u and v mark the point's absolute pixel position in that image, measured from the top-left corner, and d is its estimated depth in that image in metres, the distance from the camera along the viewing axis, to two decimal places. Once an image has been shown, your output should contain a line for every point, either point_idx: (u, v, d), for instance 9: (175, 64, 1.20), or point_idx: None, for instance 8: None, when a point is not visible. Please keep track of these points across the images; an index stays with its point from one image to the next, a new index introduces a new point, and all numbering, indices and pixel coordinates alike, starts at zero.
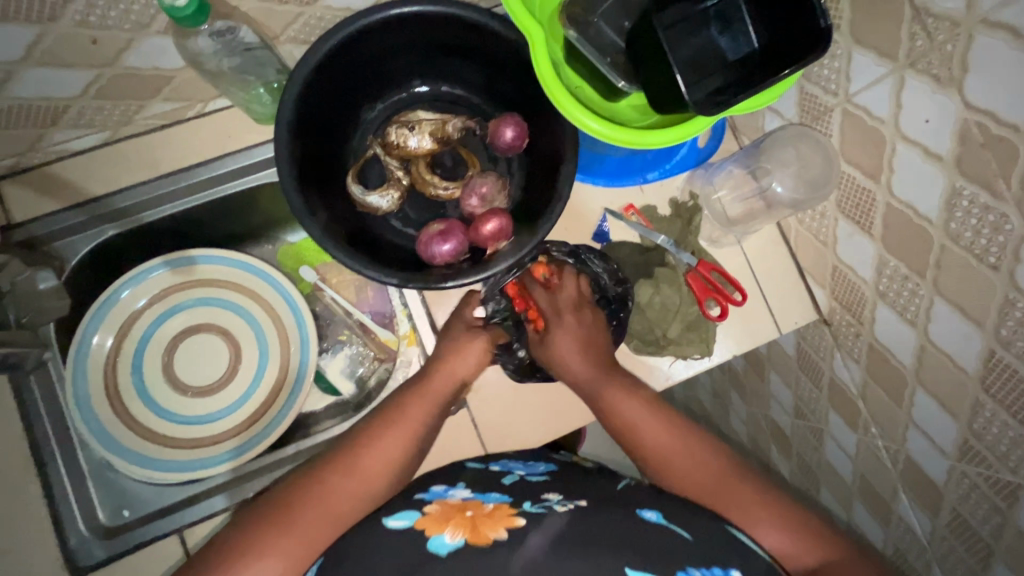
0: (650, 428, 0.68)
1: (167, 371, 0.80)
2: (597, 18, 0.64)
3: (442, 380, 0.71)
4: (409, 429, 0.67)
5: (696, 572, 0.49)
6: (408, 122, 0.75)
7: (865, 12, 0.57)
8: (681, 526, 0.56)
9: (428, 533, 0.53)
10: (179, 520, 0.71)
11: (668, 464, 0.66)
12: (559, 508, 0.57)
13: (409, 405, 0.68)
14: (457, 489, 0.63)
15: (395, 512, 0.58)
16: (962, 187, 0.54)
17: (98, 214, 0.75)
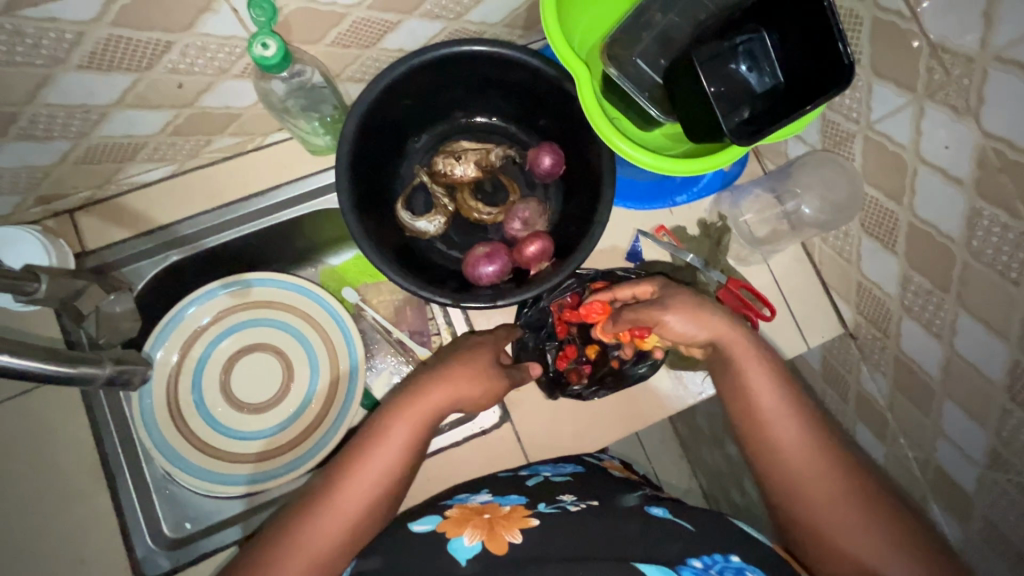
0: (785, 409, 0.66)
1: (224, 388, 0.84)
2: (635, 55, 0.69)
3: (437, 397, 0.68)
4: (399, 450, 0.64)
5: (696, 561, 0.54)
6: (453, 152, 0.81)
7: (884, 48, 0.62)
8: (686, 518, 0.61)
9: (449, 535, 0.58)
10: (203, 549, 0.74)
11: (789, 447, 0.64)
12: (573, 509, 0.61)
13: (401, 422, 0.66)
14: (478, 493, 0.67)
15: (420, 516, 0.62)
16: (982, 208, 0.58)
17: (165, 241, 0.81)
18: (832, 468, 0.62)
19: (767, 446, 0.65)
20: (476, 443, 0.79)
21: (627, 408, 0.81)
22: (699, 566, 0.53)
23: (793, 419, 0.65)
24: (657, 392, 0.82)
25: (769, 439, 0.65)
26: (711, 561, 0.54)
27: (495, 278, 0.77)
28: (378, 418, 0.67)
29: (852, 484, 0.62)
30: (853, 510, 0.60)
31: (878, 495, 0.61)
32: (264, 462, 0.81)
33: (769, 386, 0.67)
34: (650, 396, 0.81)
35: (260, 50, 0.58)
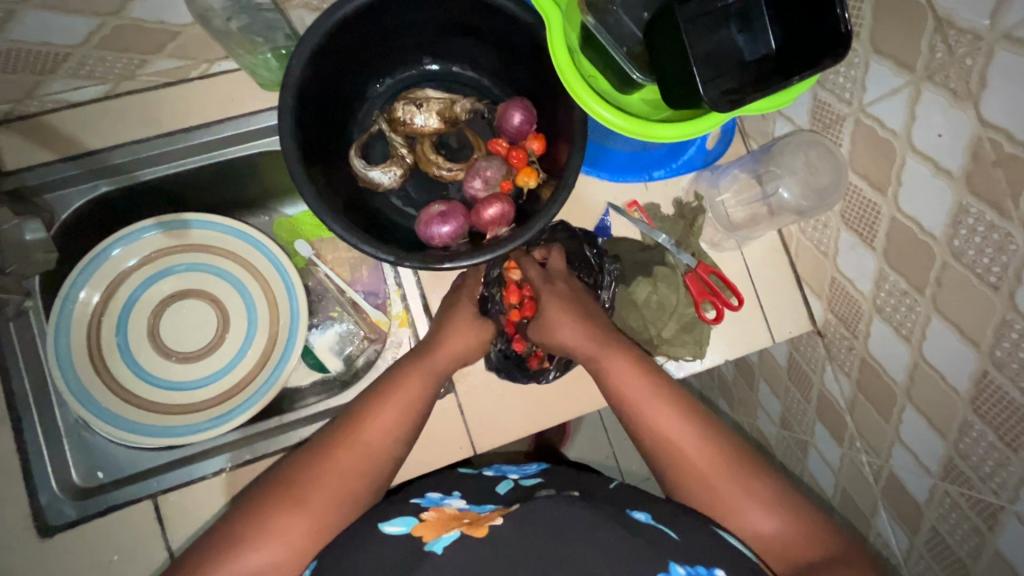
0: (653, 396, 0.66)
1: (153, 334, 0.79)
2: (616, 6, 0.63)
3: (447, 354, 0.70)
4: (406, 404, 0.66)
5: (680, 568, 0.48)
6: (415, 99, 0.74)
7: (885, 20, 0.56)
8: (669, 526, 0.55)
9: (426, 540, 0.52)
10: (156, 486, 0.70)
11: (634, 398, 0.66)
12: (554, 500, 0.57)
13: (411, 382, 0.67)
14: (453, 498, 0.63)
15: (393, 519, 0.57)
16: (969, 204, 0.54)
17: (92, 168, 0.73)
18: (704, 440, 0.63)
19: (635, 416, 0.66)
20: None
21: (578, 388, 0.78)
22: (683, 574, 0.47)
23: (620, 357, 0.69)
24: None
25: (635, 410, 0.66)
26: (694, 571, 0.48)
27: (449, 241, 0.72)
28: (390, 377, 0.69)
29: (728, 462, 0.62)
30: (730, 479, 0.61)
31: (766, 472, 0.62)
32: (189, 416, 0.76)
33: (634, 378, 0.67)
34: None
35: None
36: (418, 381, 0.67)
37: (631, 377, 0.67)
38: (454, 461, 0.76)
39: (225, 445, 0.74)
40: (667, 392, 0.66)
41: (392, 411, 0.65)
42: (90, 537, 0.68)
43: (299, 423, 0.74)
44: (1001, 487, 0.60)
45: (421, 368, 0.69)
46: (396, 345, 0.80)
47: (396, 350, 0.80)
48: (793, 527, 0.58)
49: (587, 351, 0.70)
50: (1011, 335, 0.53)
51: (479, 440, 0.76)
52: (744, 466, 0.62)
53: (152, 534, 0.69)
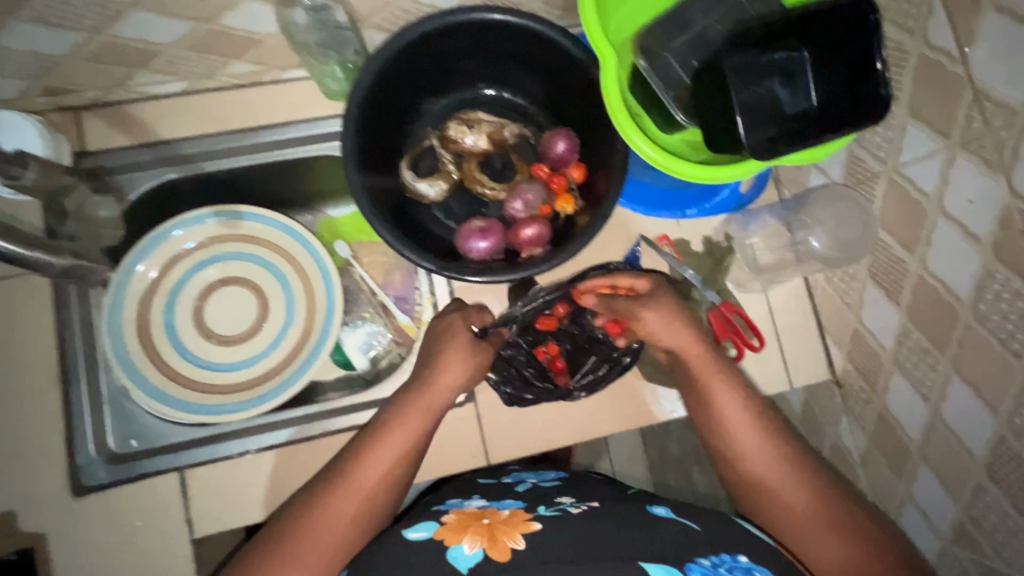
0: (756, 427, 0.66)
1: (196, 316, 0.83)
2: (666, 52, 0.67)
3: (438, 390, 0.69)
4: (403, 441, 0.66)
5: (705, 561, 0.52)
6: (468, 120, 0.79)
7: (925, 88, 0.59)
8: (691, 516, 0.59)
9: (447, 543, 0.55)
10: (184, 459, 0.74)
11: (736, 422, 0.66)
12: (574, 511, 0.59)
13: (408, 420, 0.67)
14: (473, 499, 0.65)
15: (416, 525, 0.60)
16: (995, 271, 0.55)
17: (164, 156, 0.80)
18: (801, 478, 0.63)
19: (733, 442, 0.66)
20: None
21: (595, 412, 0.80)
22: (707, 565, 0.51)
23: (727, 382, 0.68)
24: (627, 401, 0.80)
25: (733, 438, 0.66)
26: (719, 560, 0.52)
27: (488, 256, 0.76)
28: (386, 416, 0.68)
29: (822, 500, 0.61)
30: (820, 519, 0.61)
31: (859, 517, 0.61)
32: (220, 396, 0.80)
33: (734, 407, 0.67)
34: (620, 403, 0.80)
35: None
36: (414, 417, 0.68)
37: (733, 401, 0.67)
38: (466, 468, 0.78)
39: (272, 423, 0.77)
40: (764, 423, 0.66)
41: (389, 448, 0.65)
42: (116, 501, 0.71)
43: (324, 414, 0.78)
44: (1011, 556, 0.60)
45: (416, 406, 0.68)
46: None
47: None
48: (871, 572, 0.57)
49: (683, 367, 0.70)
50: None
51: (492, 451, 0.78)
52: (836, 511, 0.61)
53: (176, 505, 0.72)
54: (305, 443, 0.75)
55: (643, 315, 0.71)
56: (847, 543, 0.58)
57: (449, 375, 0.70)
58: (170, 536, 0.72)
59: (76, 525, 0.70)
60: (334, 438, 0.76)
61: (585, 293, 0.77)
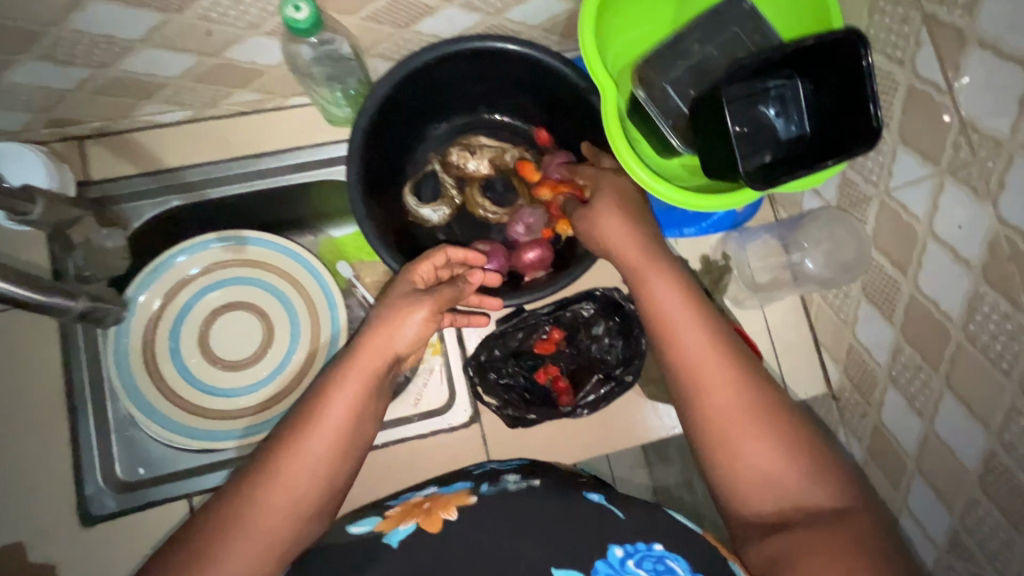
0: (697, 329, 0.58)
1: (201, 341, 0.83)
2: (665, 82, 0.70)
3: (369, 354, 0.61)
4: (334, 423, 0.57)
5: (619, 550, 0.51)
6: (470, 146, 0.80)
7: (914, 118, 0.61)
8: (619, 505, 0.57)
9: (384, 531, 0.56)
10: (194, 485, 0.75)
11: (679, 328, 0.58)
12: (512, 488, 0.60)
13: (340, 391, 0.58)
14: (425, 491, 0.66)
15: (359, 520, 0.60)
16: (984, 292, 0.57)
17: (169, 184, 0.80)
18: (736, 383, 0.55)
19: (671, 348, 0.58)
20: (442, 437, 0.80)
21: (599, 431, 0.81)
22: (619, 556, 0.50)
23: (662, 279, 0.62)
24: (630, 419, 0.81)
25: (671, 342, 0.59)
26: (632, 550, 0.51)
27: (481, 261, 0.72)
28: (319, 388, 0.60)
29: (763, 414, 0.54)
30: (755, 426, 0.53)
31: (800, 425, 0.54)
32: (227, 422, 0.80)
33: (675, 300, 0.60)
34: (624, 423, 0.81)
35: (293, 13, 0.58)
36: (357, 378, 0.59)
37: (670, 296, 0.60)
38: None
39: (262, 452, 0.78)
40: (712, 324, 0.58)
41: (332, 420, 0.57)
42: (125, 530, 0.72)
43: None
44: (1004, 566, 0.62)
45: (357, 369, 0.60)
46: (428, 372, 0.83)
47: (427, 376, 0.82)
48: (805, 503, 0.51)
49: (629, 273, 0.64)
50: (1020, 420, 0.56)
51: None
52: (771, 415, 0.54)
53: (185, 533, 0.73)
54: None
55: (596, 206, 0.67)
56: (781, 467, 0.52)
57: (406, 325, 0.63)
58: None
59: (86, 555, 0.71)
60: None
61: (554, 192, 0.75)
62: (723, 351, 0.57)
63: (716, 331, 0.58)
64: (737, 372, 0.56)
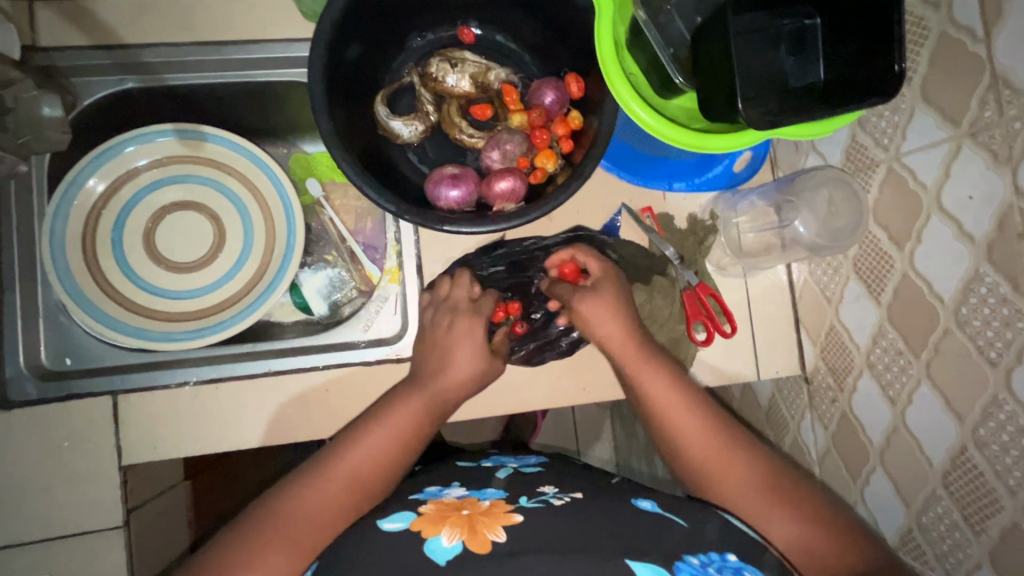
0: (685, 412, 0.66)
1: (147, 238, 0.79)
2: (671, 5, 0.62)
3: (454, 386, 0.70)
4: (396, 430, 0.66)
5: (693, 560, 0.50)
6: (452, 58, 0.73)
7: (940, 69, 0.54)
8: (676, 513, 0.57)
9: (425, 535, 0.53)
10: (119, 384, 0.71)
11: (675, 421, 0.66)
12: (557, 502, 0.58)
13: (407, 405, 0.67)
14: (452, 488, 0.63)
15: (391, 515, 0.57)
16: (984, 273, 0.52)
17: (122, 62, 0.74)
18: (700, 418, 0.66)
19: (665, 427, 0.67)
20: (388, 368, 0.75)
21: (552, 384, 0.77)
22: (696, 564, 0.50)
23: (654, 372, 0.68)
24: (587, 374, 0.78)
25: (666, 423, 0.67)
26: (708, 560, 0.51)
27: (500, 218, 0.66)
28: (378, 409, 0.68)
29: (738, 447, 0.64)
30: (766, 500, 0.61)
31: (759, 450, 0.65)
32: (166, 324, 0.76)
33: (673, 395, 0.67)
34: (580, 377, 0.77)
35: None
36: (417, 406, 0.68)
37: (661, 389, 0.68)
38: None
39: (197, 358, 0.74)
40: (674, 379, 0.68)
41: (397, 418, 0.66)
42: (44, 420, 0.69)
43: (269, 354, 0.75)
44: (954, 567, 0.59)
45: (419, 388, 0.69)
46: (382, 300, 0.78)
47: (381, 304, 0.78)
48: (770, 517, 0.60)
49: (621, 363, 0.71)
50: (998, 415, 0.52)
51: None
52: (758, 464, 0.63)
53: (105, 430, 0.69)
54: (245, 382, 0.72)
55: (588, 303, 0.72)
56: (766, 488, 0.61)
57: (461, 361, 0.71)
58: (97, 462, 0.69)
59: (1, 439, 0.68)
60: (277, 380, 0.73)
61: (545, 157, 0.71)
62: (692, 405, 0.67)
63: (682, 385, 0.68)
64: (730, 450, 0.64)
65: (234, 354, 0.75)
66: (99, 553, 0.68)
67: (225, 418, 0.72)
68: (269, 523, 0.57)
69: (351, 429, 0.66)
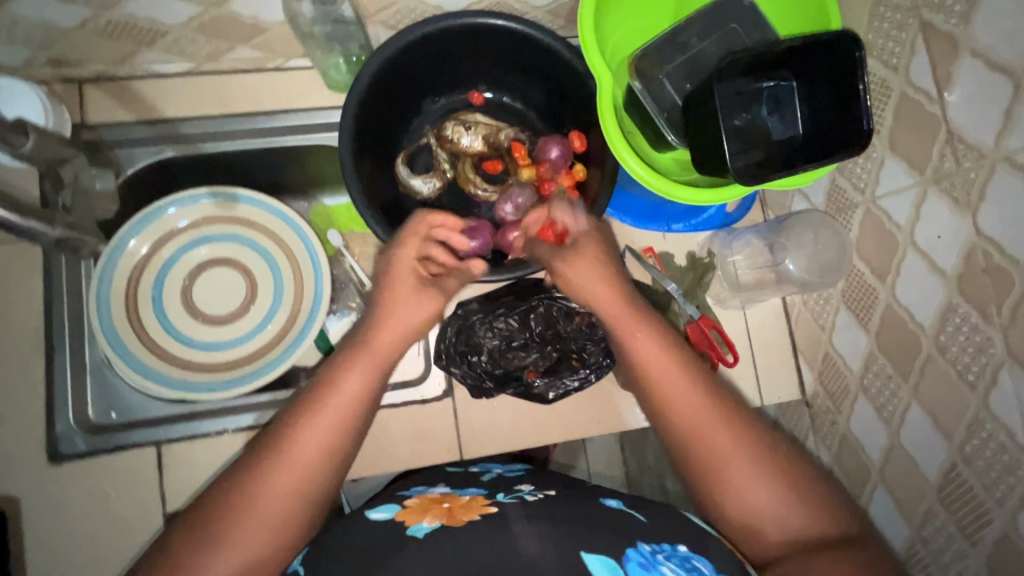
0: (677, 373, 0.63)
1: (184, 293, 0.84)
2: (661, 74, 0.70)
3: (386, 340, 0.67)
4: (348, 401, 0.62)
5: (644, 546, 0.52)
6: (465, 121, 0.80)
7: (904, 124, 0.61)
8: (639, 511, 0.59)
9: (406, 521, 0.56)
10: (162, 434, 0.75)
11: (669, 385, 0.63)
12: (529, 497, 0.61)
13: (354, 368, 0.64)
14: (437, 487, 0.67)
15: (378, 506, 0.61)
16: (957, 304, 0.58)
17: (164, 134, 0.81)
18: (691, 382, 0.63)
19: (657, 394, 0.63)
20: (415, 409, 0.80)
21: (568, 418, 0.82)
22: (648, 550, 0.51)
23: (648, 334, 0.66)
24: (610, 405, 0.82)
25: (659, 390, 0.63)
26: (659, 548, 0.52)
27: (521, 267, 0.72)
28: (329, 373, 0.64)
29: (732, 415, 0.61)
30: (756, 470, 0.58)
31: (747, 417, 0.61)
32: (205, 374, 0.81)
33: (659, 352, 0.65)
34: (596, 410, 0.82)
35: None
36: (365, 368, 0.65)
37: (654, 349, 0.65)
38: (441, 462, 0.80)
39: (235, 406, 0.78)
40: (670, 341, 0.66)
41: (343, 388, 0.62)
42: (92, 471, 0.73)
43: None
44: None
45: (364, 352, 0.65)
46: None
47: None
48: (759, 493, 0.57)
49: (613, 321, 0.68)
50: (981, 432, 0.57)
51: (466, 446, 0.81)
52: (749, 439, 0.59)
53: (150, 479, 0.73)
54: None
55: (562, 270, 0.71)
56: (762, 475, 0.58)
57: (411, 314, 0.70)
58: (142, 511, 0.73)
59: (52, 492, 0.71)
60: None
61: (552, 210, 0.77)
62: (686, 367, 0.64)
63: (681, 352, 0.65)
64: (724, 418, 0.60)
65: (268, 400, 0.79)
66: None
67: None
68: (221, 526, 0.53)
69: (286, 417, 0.61)
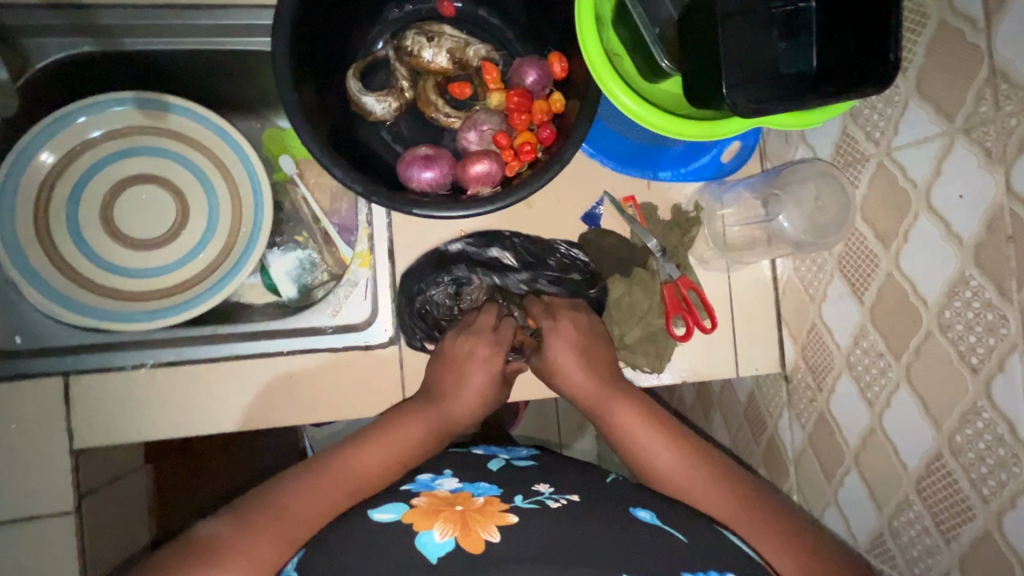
0: (655, 430, 0.65)
1: (104, 211, 0.75)
2: None
3: (462, 407, 0.68)
4: (402, 444, 0.63)
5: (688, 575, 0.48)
6: (428, 31, 0.69)
7: (940, 60, 0.51)
8: (676, 526, 0.55)
9: (417, 529, 0.52)
10: (71, 364, 0.68)
11: (647, 440, 0.65)
12: (551, 505, 0.57)
13: (416, 416, 0.66)
14: (444, 478, 0.62)
15: (383, 504, 0.57)
16: (970, 276, 0.50)
17: (78, 23, 0.69)
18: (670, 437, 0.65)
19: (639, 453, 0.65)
20: (357, 355, 0.73)
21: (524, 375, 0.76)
22: None
23: (626, 404, 0.68)
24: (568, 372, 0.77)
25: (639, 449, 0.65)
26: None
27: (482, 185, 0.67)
28: (394, 414, 0.66)
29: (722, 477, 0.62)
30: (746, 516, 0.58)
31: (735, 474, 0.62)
32: (124, 303, 0.73)
33: (635, 420, 0.66)
34: None
35: None
36: (429, 418, 0.66)
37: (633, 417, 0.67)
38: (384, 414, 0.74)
39: (156, 340, 0.71)
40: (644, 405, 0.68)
41: (407, 432, 0.64)
42: None
43: (231, 337, 0.72)
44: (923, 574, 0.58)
45: (433, 409, 0.67)
46: (352, 285, 0.75)
47: (350, 290, 0.75)
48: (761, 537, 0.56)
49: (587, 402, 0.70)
50: (976, 423, 0.50)
51: None
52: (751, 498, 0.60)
53: (56, 413, 0.67)
54: (206, 365, 0.70)
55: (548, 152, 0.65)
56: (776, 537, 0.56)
57: (475, 386, 0.69)
58: (49, 446, 0.66)
59: None
60: (239, 366, 0.71)
61: (526, 137, 0.67)
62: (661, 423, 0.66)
63: (657, 415, 0.67)
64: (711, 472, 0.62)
65: (192, 335, 0.72)
66: (49, 539, 0.66)
67: (182, 403, 0.69)
68: (257, 522, 0.53)
69: (345, 442, 0.63)
